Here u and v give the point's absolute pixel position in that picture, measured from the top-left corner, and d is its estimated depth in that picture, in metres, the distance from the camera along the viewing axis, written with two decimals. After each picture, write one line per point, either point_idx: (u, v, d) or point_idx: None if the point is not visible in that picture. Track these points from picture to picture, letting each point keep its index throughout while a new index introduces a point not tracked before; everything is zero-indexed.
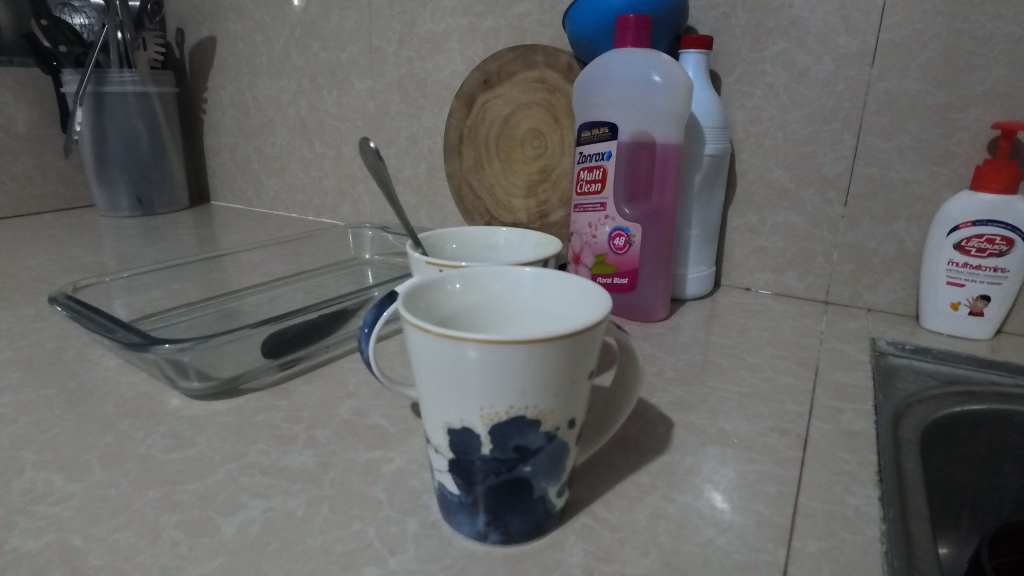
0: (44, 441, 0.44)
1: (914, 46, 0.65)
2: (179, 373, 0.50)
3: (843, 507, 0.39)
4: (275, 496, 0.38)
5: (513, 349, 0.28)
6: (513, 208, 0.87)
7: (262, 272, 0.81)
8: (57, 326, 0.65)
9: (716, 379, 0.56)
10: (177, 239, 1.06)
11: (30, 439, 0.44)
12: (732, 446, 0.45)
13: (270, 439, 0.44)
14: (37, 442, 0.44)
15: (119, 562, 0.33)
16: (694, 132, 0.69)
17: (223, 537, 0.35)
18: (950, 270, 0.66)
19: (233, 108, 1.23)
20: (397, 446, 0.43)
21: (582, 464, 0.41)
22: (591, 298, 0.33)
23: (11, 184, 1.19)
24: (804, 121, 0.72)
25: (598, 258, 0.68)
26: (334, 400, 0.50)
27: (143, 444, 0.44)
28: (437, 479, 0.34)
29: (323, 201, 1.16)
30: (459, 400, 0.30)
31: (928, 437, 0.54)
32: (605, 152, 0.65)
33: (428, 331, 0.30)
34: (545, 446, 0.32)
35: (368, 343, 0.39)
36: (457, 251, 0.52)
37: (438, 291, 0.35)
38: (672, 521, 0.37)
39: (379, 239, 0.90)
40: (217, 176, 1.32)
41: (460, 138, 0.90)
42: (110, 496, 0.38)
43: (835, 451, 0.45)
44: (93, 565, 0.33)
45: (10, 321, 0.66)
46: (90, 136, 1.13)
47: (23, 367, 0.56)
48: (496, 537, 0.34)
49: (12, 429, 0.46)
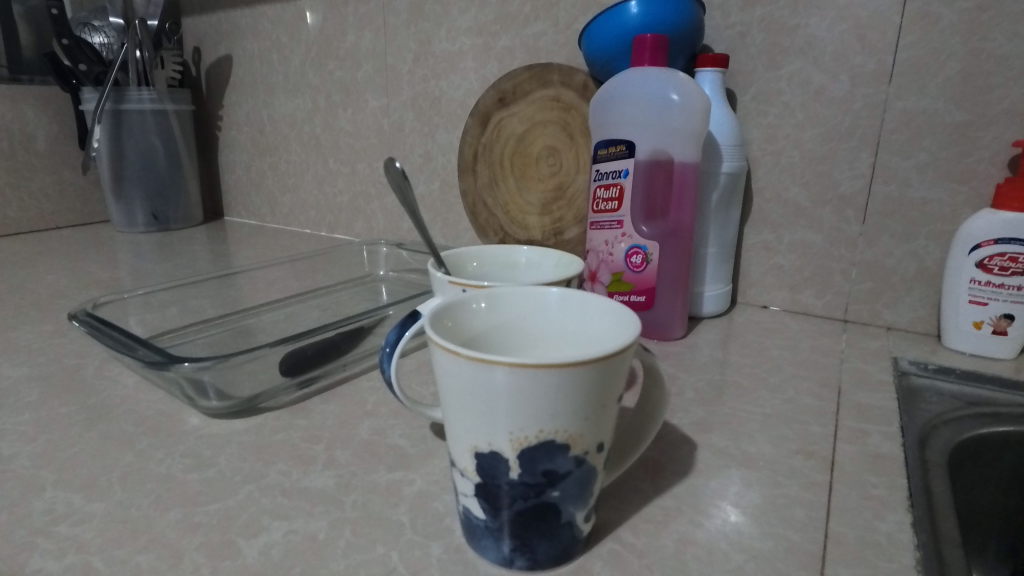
0: (64, 460, 0.44)
1: (932, 65, 0.65)
2: (198, 392, 0.50)
3: (874, 534, 0.38)
4: (297, 519, 0.38)
5: (544, 373, 0.28)
6: (528, 225, 0.87)
7: (278, 288, 0.82)
8: (75, 343, 0.65)
9: (737, 399, 0.55)
10: (192, 255, 1.06)
11: (50, 458, 0.44)
12: (758, 469, 0.44)
13: (290, 459, 0.44)
14: (57, 461, 0.44)
15: None
16: (711, 150, 0.69)
17: (246, 560, 0.34)
18: (972, 288, 0.65)
19: (248, 125, 1.24)
20: (418, 467, 0.43)
21: (607, 487, 0.41)
22: (620, 320, 0.33)
23: (29, 200, 1.21)
24: (821, 139, 0.72)
25: (615, 276, 0.67)
26: (353, 420, 0.50)
27: (163, 464, 0.43)
28: (462, 503, 0.34)
29: (336, 217, 1.17)
30: (488, 424, 0.30)
31: (955, 460, 0.53)
32: (622, 170, 0.65)
33: (457, 354, 0.29)
34: (573, 470, 0.31)
35: (390, 363, 0.39)
36: (478, 269, 0.52)
37: (464, 311, 0.35)
38: (700, 547, 0.36)
39: (394, 256, 0.90)
40: (231, 193, 1.33)
41: (474, 156, 0.91)
42: (131, 517, 0.38)
43: (863, 475, 0.44)
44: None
45: (28, 338, 0.66)
46: (108, 153, 1.15)
47: (42, 385, 0.56)
48: (522, 562, 0.33)
49: (33, 447, 0.46)
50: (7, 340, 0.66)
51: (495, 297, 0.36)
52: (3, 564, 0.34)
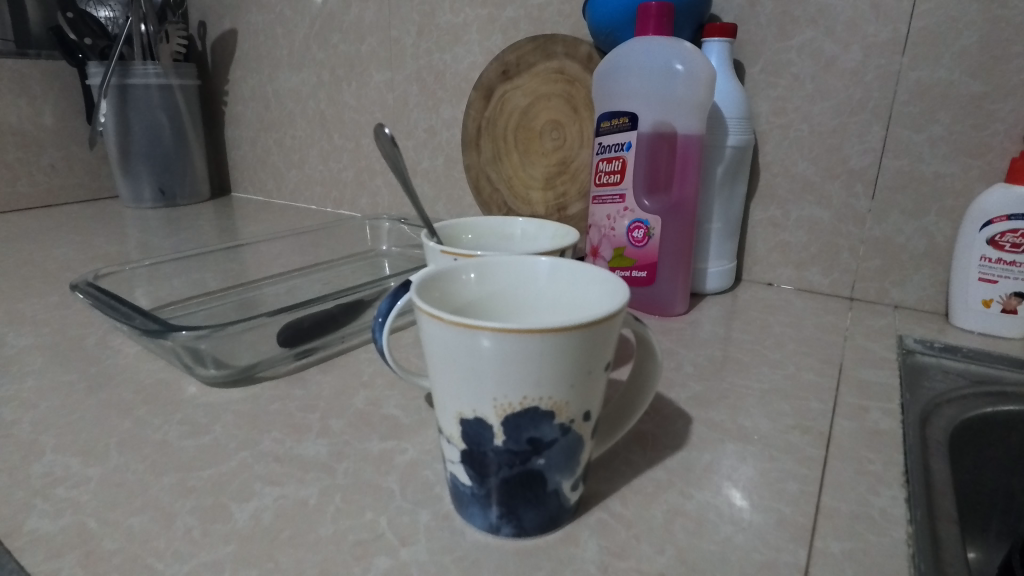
0: (64, 426, 0.45)
1: (948, 35, 0.63)
2: (196, 360, 0.50)
3: (868, 508, 0.38)
4: (288, 485, 0.38)
5: (527, 338, 0.28)
6: (531, 200, 0.87)
7: (280, 262, 0.82)
8: (79, 314, 0.66)
9: (737, 375, 0.55)
10: (198, 230, 1.07)
11: (50, 423, 0.45)
12: (752, 443, 0.44)
13: (284, 428, 0.44)
14: (57, 426, 0.45)
15: (132, 546, 0.33)
16: (716, 123, 0.68)
17: (236, 524, 0.35)
18: (982, 266, 0.64)
19: (253, 100, 1.24)
20: (411, 437, 0.43)
21: (597, 459, 0.40)
22: (609, 289, 0.33)
23: (38, 175, 1.22)
24: (831, 112, 0.70)
25: (617, 251, 0.67)
26: (348, 390, 0.50)
27: (160, 430, 0.44)
28: (449, 471, 0.34)
29: (341, 193, 1.16)
30: (472, 390, 0.30)
31: (956, 438, 0.52)
32: (624, 143, 0.64)
33: (441, 319, 0.29)
34: (559, 438, 0.31)
35: (382, 333, 0.39)
36: (473, 241, 0.52)
37: (453, 280, 0.35)
38: (689, 519, 0.36)
39: (397, 231, 0.90)
40: (237, 169, 1.33)
41: (478, 130, 0.90)
42: (127, 481, 0.38)
43: (860, 451, 0.44)
44: (108, 550, 0.33)
45: (33, 309, 0.67)
46: (115, 128, 1.15)
47: (46, 354, 0.57)
48: (508, 530, 0.33)
49: (34, 414, 0.46)
50: (12, 310, 0.67)
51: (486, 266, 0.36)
52: (3, 523, 0.35)
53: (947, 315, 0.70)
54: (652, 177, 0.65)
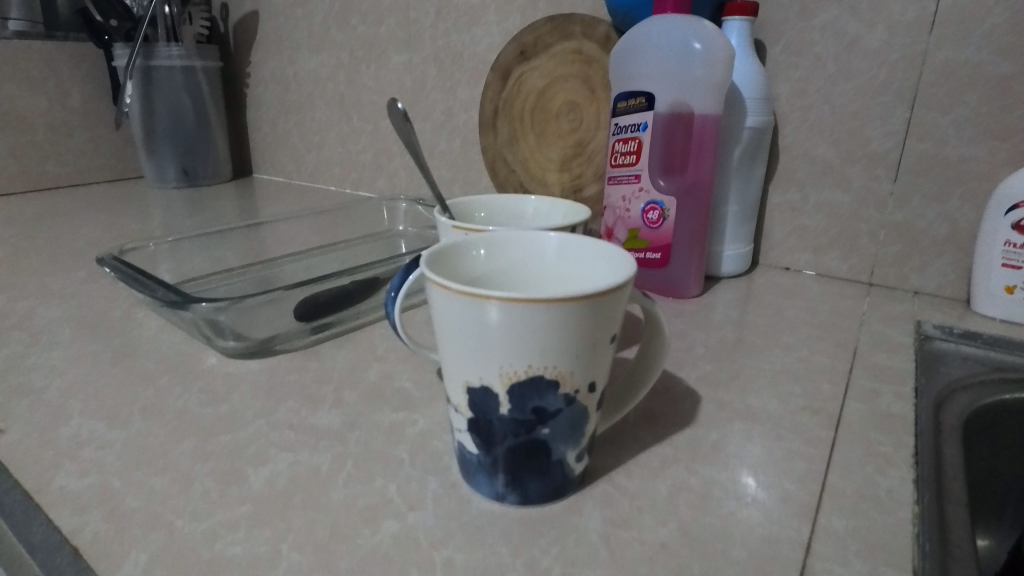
0: (91, 392, 0.46)
1: (978, 13, 0.61)
2: (216, 332, 0.51)
3: (875, 488, 0.38)
4: (302, 451, 0.39)
5: (532, 308, 0.28)
6: (547, 182, 0.87)
7: (299, 241, 0.83)
8: (106, 288, 0.68)
9: (749, 357, 0.54)
10: (220, 210, 1.09)
11: (78, 389, 0.47)
12: (761, 422, 0.44)
13: (299, 398, 0.45)
14: (84, 392, 0.46)
15: (153, 504, 0.34)
16: (734, 104, 0.67)
17: (252, 486, 0.36)
18: (1006, 251, 0.62)
19: (274, 82, 1.25)
20: (421, 410, 0.44)
21: (605, 434, 0.41)
22: (616, 264, 0.33)
23: (67, 156, 1.25)
24: (853, 93, 0.69)
25: (631, 233, 0.67)
26: (362, 364, 0.51)
27: (181, 398, 0.45)
28: (457, 440, 0.34)
29: (360, 174, 1.17)
30: (478, 359, 0.30)
31: (972, 424, 0.51)
32: (640, 124, 0.64)
33: (449, 289, 0.30)
34: (563, 409, 0.31)
35: (394, 307, 0.40)
36: (486, 219, 0.53)
37: (462, 255, 0.35)
38: (693, 493, 0.36)
39: (413, 212, 0.91)
40: (259, 151, 1.35)
41: (495, 112, 0.90)
42: (150, 443, 0.40)
43: (870, 432, 0.43)
44: (131, 506, 0.34)
45: (62, 283, 0.70)
46: (139, 110, 1.17)
47: (75, 325, 0.59)
48: (514, 499, 0.34)
49: (62, 381, 0.48)
50: (43, 284, 0.69)
51: (495, 240, 0.36)
52: (33, 480, 0.36)
53: (969, 302, 0.68)
54: (667, 159, 0.64)
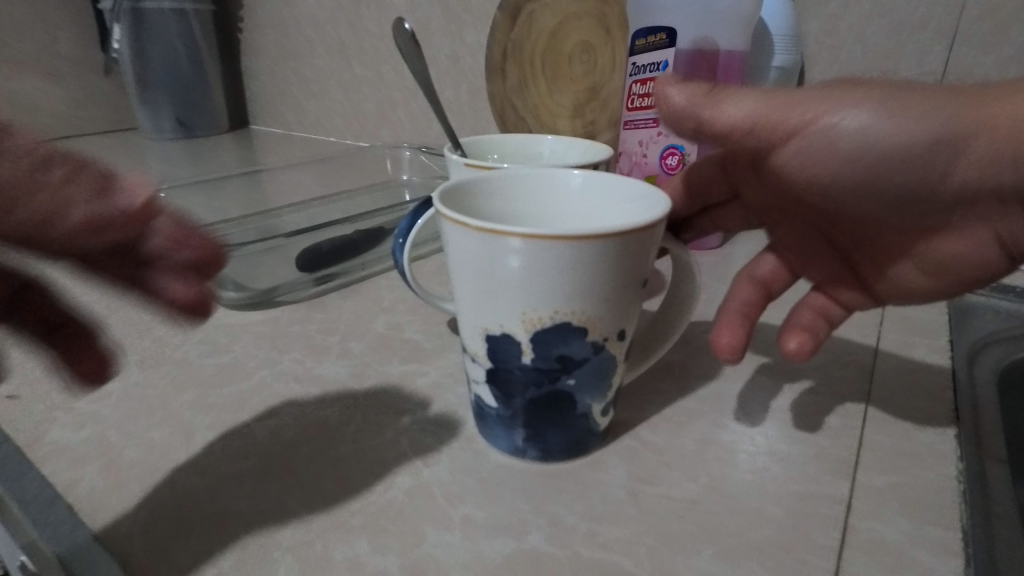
0: None
1: None
2: (215, 282, 0.49)
3: (913, 443, 0.36)
4: (309, 404, 0.37)
5: (560, 245, 0.25)
6: (558, 130, 0.83)
7: (301, 191, 0.80)
8: None
9: (773, 309, 0.52)
10: (219, 161, 1.05)
11: None
12: (789, 375, 0.42)
13: (304, 349, 0.43)
14: None
15: (151, 458, 0.33)
16: (761, 42, 0.63)
17: (256, 440, 0.34)
18: None
19: (271, 26, 1.19)
20: (432, 361, 0.42)
21: (627, 387, 0.39)
22: (648, 202, 0.30)
23: (58, 105, 1.20)
24: (890, 30, 0.64)
25: (649, 180, 0.63)
26: (368, 315, 0.49)
27: (180, 349, 0.43)
28: (473, 391, 0.32)
29: (363, 125, 1.13)
30: (499, 303, 0.28)
31: (1007, 378, 0.49)
32: (661, 63, 0.60)
33: (466, 225, 0.27)
34: (590, 358, 0.29)
35: (403, 254, 0.37)
36: (499, 161, 0.49)
37: (480, 194, 0.32)
38: (721, 448, 0.34)
39: (418, 162, 0.87)
40: (257, 100, 1.30)
41: (503, 54, 0.84)
42: (147, 396, 0.38)
43: (905, 387, 0.41)
44: (129, 460, 0.32)
45: None
46: (130, 54, 1.12)
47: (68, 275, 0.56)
48: (534, 453, 0.32)
49: None
50: None
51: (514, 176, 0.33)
52: (25, 432, 0.35)
53: None
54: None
